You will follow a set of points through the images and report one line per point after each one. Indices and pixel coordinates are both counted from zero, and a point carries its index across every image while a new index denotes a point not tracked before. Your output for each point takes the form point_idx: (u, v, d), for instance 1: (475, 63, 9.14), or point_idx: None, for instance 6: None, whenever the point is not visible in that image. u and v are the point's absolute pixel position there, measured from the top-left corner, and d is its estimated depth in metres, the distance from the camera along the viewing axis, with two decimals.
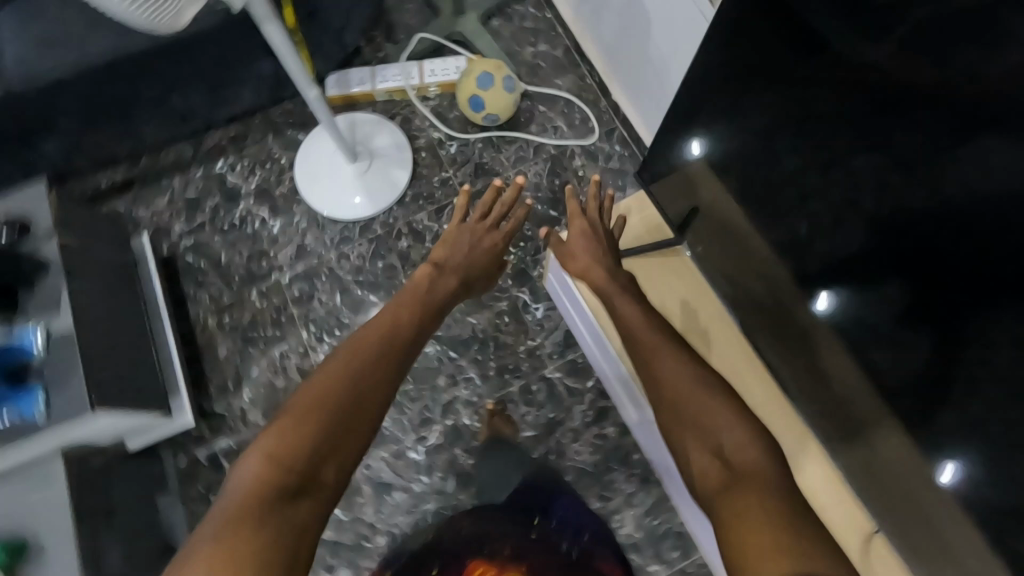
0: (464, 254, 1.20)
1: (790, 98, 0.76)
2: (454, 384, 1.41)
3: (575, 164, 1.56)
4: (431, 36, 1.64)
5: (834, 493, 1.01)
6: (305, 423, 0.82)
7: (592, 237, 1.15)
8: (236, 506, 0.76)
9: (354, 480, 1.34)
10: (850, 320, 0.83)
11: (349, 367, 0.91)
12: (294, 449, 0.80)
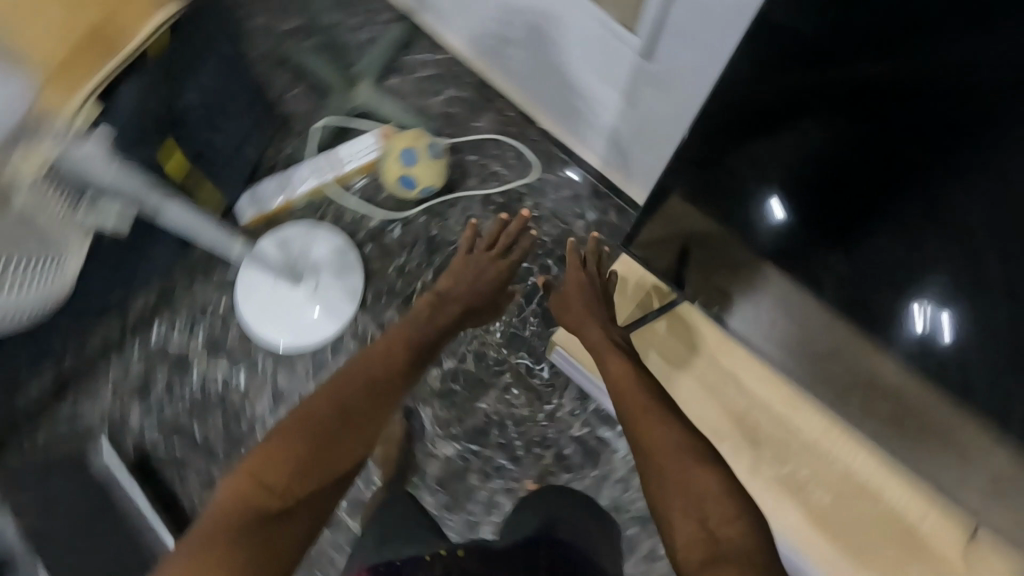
0: (461, 291, 1.18)
1: (775, 137, 0.69)
2: (487, 477, 1.34)
3: (526, 205, 1.47)
4: (332, 120, 1.50)
5: (917, 503, 1.01)
6: (295, 441, 0.82)
7: (589, 290, 1.10)
8: (214, 522, 0.72)
9: None
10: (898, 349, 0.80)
11: (340, 391, 0.93)
12: (277, 466, 0.79)
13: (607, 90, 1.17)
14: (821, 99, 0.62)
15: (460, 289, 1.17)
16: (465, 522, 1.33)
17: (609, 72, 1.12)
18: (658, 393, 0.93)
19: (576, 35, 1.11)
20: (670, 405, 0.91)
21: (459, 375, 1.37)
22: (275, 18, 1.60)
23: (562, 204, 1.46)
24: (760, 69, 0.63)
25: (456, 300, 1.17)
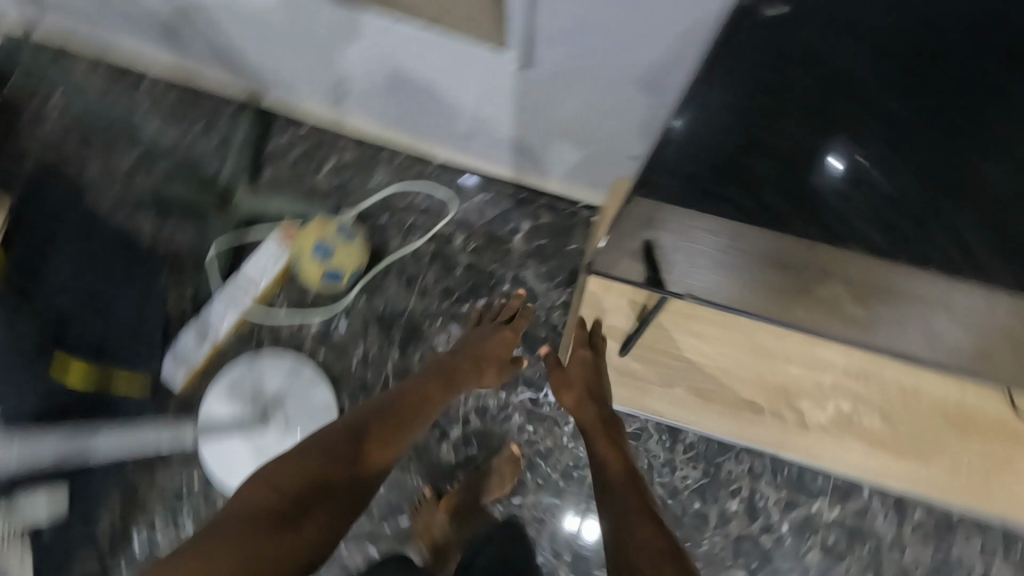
0: (468, 358, 1.07)
1: (759, 159, 0.58)
2: (542, 522, 1.28)
3: (459, 242, 1.39)
4: (222, 240, 1.36)
5: (979, 394, 0.98)
6: (323, 452, 0.83)
7: (593, 372, 0.98)
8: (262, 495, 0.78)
9: None
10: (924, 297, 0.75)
11: (370, 418, 0.91)
12: (302, 472, 0.80)
13: (495, 105, 1.09)
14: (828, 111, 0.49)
15: (464, 359, 1.07)
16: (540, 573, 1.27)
17: (490, 88, 1.04)
18: (632, 497, 0.82)
19: (441, 65, 1.01)
20: (640, 507, 0.80)
21: (470, 438, 1.31)
22: (110, 160, 1.42)
23: (492, 226, 1.38)
24: (757, 96, 0.49)
25: (469, 376, 1.07)
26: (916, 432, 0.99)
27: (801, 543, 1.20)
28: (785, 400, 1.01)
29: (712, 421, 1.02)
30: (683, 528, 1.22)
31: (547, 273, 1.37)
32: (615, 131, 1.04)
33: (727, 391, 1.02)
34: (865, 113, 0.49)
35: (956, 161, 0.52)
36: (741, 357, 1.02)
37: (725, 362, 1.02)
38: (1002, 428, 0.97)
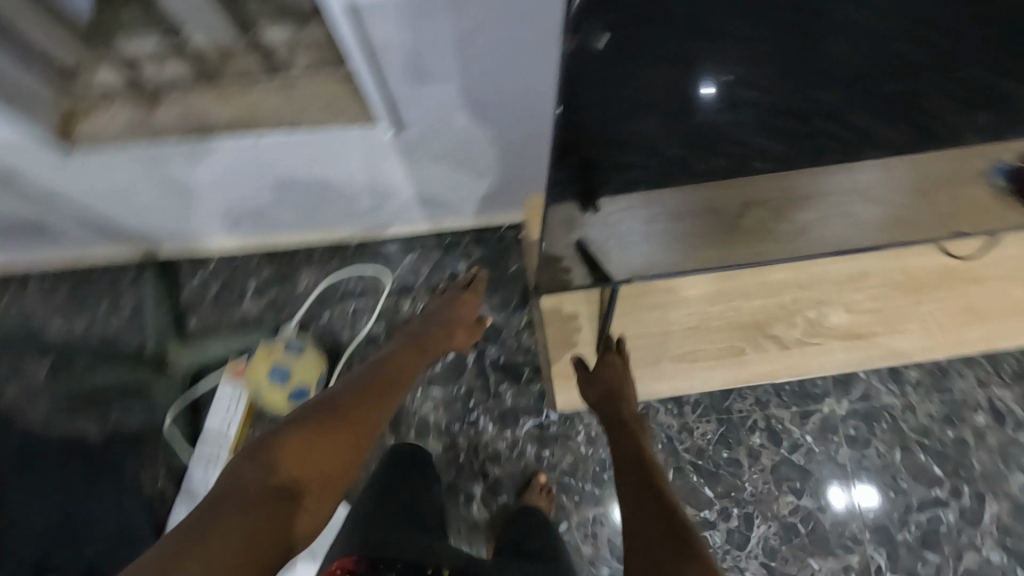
0: (438, 326, 1.10)
1: (662, 116, 0.61)
2: (595, 536, 1.26)
3: (407, 307, 1.36)
4: (174, 407, 1.29)
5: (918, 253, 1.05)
6: (320, 431, 0.79)
7: (617, 376, 0.95)
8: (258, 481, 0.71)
9: None
10: (841, 189, 0.79)
11: (357, 398, 0.87)
12: (297, 452, 0.75)
13: (388, 173, 1.09)
14: (702, 44, 0.54)
15: (431, 327, 1.09)
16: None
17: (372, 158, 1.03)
18: (638, 481, 0.79)
19: (323, 159, 1.01)
20: (646, 487, 0.78)
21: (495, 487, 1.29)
22: (26, 376, 1.33)
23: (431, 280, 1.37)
24: (638, 46, 0.53)
25: (436, 346, 1.08)
26: (880, 308, 1.04)
27: (829, 446, 1.25)
28: (760, 326, 1.04)
29: (706, 374, 1.05)
30: (721, 479, 1.24)
31: (500, 303, 1.36)
32: (508, 150, 1.05)
33: (707, 343, 1.05)
34: (734, 34, 0.53)
35: (822, 52, 0.57)
36: (705, 307, 1.05)
37: (692, 318, 1.05)
38: (949, 273, 1.05)
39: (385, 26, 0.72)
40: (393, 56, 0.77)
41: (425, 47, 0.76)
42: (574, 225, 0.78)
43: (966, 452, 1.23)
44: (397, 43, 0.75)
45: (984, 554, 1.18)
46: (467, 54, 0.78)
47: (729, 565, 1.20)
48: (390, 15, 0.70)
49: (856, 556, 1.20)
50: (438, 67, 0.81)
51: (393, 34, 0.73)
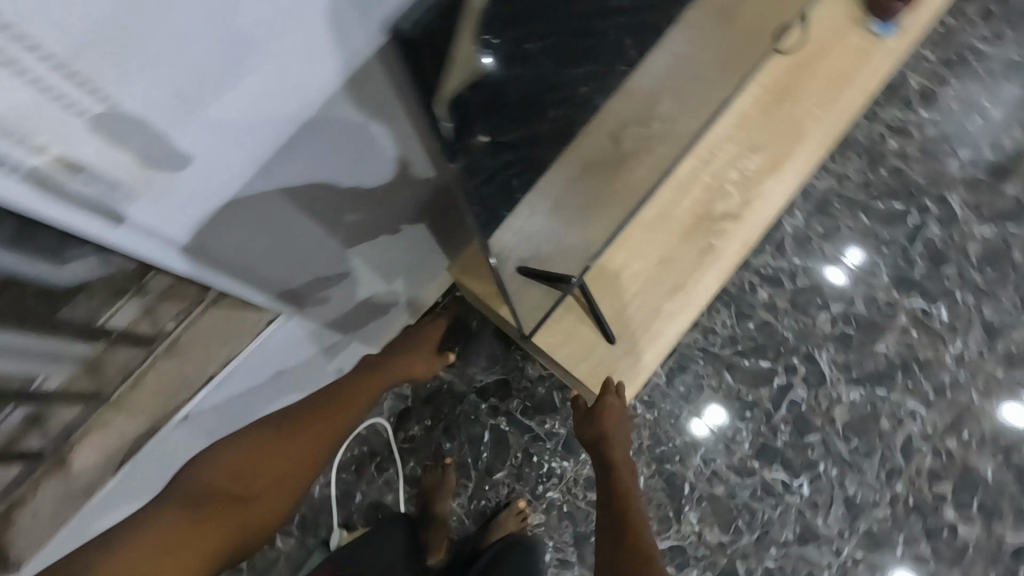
0: (388, 359, 1.18)
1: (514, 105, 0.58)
2: (719, 477, 1.21)
3: (415, 432, 1.28)
4: None
5: None
6: (260, 446, 1.04)
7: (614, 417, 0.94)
8: (212, 480, 0.99)
9: (872, 548, 1.17)
10: (676, 63, 0.82)
11: (292, 429, 1.08)
12: (232, 462, 1.00)
13: (308, 343, 0.99)
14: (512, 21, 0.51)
15: (387, 358, 1.18)
16: (774, 502, 1.20)
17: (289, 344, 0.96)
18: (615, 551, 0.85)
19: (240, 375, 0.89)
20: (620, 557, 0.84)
21: None
22: None
23: (417, 390, 1.29)
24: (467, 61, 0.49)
25: (395, 370, 1.19)
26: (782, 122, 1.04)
27: (814, 251, 1.30)
28: (713, 210, 1.01)
29: (705, 284, 0.99)
30: (766, 345, 1.26)
31: (486, 359, 1.30)
32: (403, 236, 0.98)
33: (686, 260, 1.00)
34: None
35: None
36: (662, 232, 1.00)
37: (659, 250, 1.00)
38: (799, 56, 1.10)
39: (221, 239, 0.65)
40: (246, 253, 0.71)
41: (270, 223, 0.70)
42: (511, 257, 0.77)
43: (907, 173, 1.32)
44: (243, 240, 0.68)
45: (979, 236, 1.28)
46: (313, 197, 0.72)
47: (827, 402, 1.23)
48: (219, 228, 0.63)
49: (902, 316, 1.26)
50: (293, 227, 0.74)
51: (233, 238, 0.66)
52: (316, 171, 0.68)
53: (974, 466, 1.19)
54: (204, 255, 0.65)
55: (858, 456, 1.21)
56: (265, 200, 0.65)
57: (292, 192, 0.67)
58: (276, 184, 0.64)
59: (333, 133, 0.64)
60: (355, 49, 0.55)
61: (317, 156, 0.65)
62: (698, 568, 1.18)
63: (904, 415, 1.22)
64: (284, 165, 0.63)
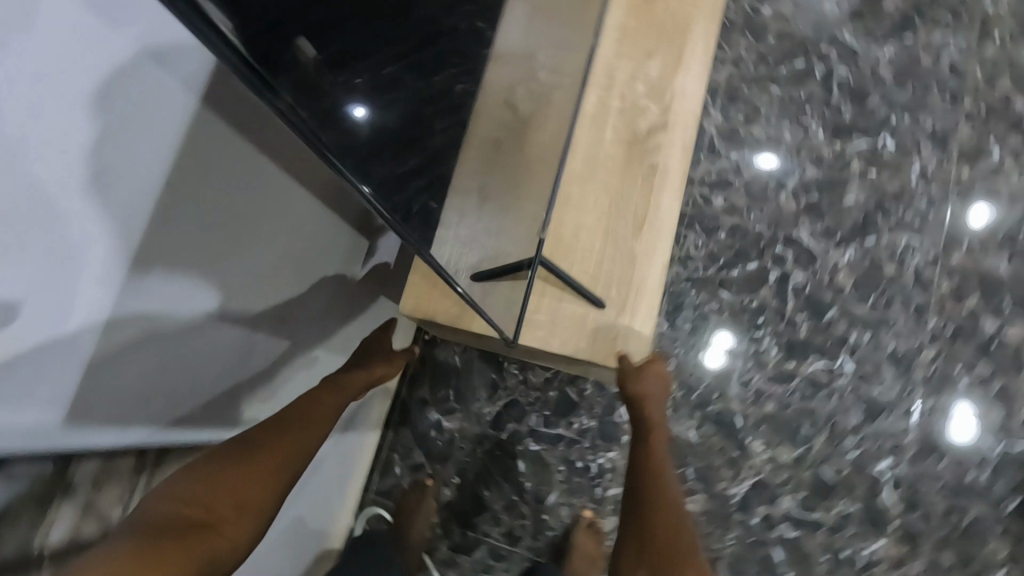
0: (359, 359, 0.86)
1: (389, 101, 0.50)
2: (763, 393, 1.13)
3: (447, 494, 1.16)
4: None
5: None
6: (239, 468, 0.65)
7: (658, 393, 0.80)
8: (169, 511, 0.59)
9: (938, 390, 1.10)
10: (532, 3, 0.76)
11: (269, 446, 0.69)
12: (208, 487, 0.62)
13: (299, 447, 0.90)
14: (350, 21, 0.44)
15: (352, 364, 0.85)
16: (826, 392, 1.12)
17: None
18: (643, 534, 0.73)
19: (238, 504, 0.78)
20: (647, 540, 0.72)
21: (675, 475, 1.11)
22: None
23: (431, 452, 1.18)
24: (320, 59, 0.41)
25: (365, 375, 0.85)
26: None
27: (746, 139, 1.27)
28: (639, 125, 0.86)
29: (669, 205, 0.84)
30: (745, 247, 1.21)
31: (486, 388, 1.20)
32: (349, 318, 0.92)
33: (635, 188, 0.84)
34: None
35: None
36: (598, 171, 0.85)
37: (603, 192, 0.84)
38: None
39: (132, 381, 0.54)
40: (172, 386, 0.60)
41: (187, 342, 0.60)
42: (459, 263, 0.66)
43: (793, 31, 1.30)
44: (160, 375, 0.58)
45: (884, 58, 1.27)
46: (224, 294, 0.62)
47: (828, 274, 1.18)
48: (125, 368, 0.53)
49: (854, 162, 1.23)
50: (216, 338, 0.64)
51: (145, 377, 0.56)
52: (210, 261, 0.59)
53: (989, 268, 1.14)
54: (123, 407, 0.55)
55: (882, 309, 1.15)
56: (165, 316, 0.55)
57: (194, 296, 0.58)
58: (172, 291, 0.55)
59: (207, 210, 0.56)
60: (176, 115, 0.50)
61: (202, 245, 0.57)
62: (789, 493, 1.08)
63: (902, 251, 1.17)
64: (169, 267, 0.54)
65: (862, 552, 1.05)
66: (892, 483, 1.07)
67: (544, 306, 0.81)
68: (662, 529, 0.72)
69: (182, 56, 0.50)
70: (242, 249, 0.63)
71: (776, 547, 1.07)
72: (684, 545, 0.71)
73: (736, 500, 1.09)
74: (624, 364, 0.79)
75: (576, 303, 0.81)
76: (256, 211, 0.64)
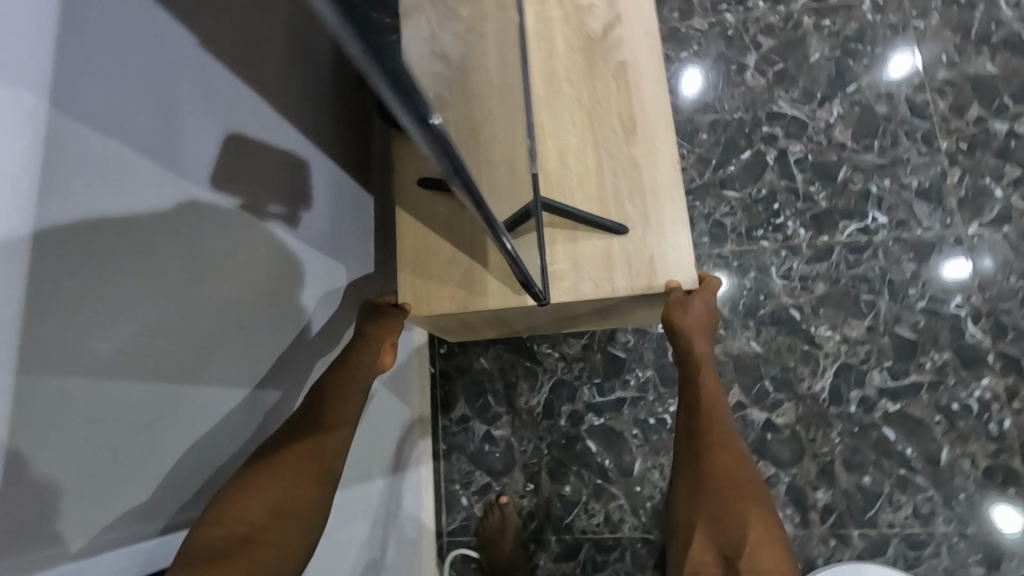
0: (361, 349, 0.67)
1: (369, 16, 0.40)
2: (807, 277, 1.05)
3: (526, 505, 1.03)
4: None
5: None
6: (270, 482, 0.53)
7: (707, 323, 0.69)
8: (201, 539, 0.47)
9: (978, 209, 1.04)
10: None
11: (291, 454, 0.56)
12: (242, 505, 0.51)
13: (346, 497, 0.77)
14: None
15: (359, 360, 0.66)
16: (870, 251, 1.05)
17: (347, 544, 0.77)
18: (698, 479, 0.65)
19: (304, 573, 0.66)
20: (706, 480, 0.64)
21: (754, 393, 1.02)
22: None
23: (494, 467, 1.06)
24: None
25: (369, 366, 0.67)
26: None
27: (690, 36, 1.19)
28: (591, 27, 0.77)
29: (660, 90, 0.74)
30: (732, 139, 1.13)
31: (526, 379, 1.08)
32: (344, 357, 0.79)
33: (613, 96, 0.74)
34: None
35: None
36: (566, 87, 0.76)
37: (578, 106, 0.75)
38: None
39: (86, 487, 0.41)
40: (145, 485, 0.46)
41: (143, 419, 0.46)
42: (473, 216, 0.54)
43: None
44: (131, 473, 0.45)
45: None
46: (179, 353, 0.50)
47: (824, 136, 1.11)
48: (64, 471, 0.39)
49: (805, 19, 1.17)
50: (185, 407, 0.50)
51: (95, 481, 0.42)
52: (146, 311, 0.47)
53: (975, 74, 1.09)
54: (81, 525, 0.41)
55: (891, 151, 1.08)
56: (100, 390, 0.42)
57: (135, 358, 0.45)
58: (90, 346, 0.42)
59: (119, 242, 0.44)
60: (27, 125, 0.37)
61: (124, 290, 0.45)
62: (875, 367, 1.00)
63: (887, 89, 1.11)
64: (73, 315, 0.40)
65: (972, 398, 0.97)
66: (972, 317, 1.00)
67: (568, 252, 0.71)
68: (724, 469, 0.64)
69: (17, 40, 0.36)
70: (185, 292, 0.51)
71: (887, 426, 0.98)
72: (748, 483, 0.63)
73: (826, 395, 1.00)
74: (672, 296, 0.68)
75: (601, 236, 0.71)
76: (190, 243, 0.52)
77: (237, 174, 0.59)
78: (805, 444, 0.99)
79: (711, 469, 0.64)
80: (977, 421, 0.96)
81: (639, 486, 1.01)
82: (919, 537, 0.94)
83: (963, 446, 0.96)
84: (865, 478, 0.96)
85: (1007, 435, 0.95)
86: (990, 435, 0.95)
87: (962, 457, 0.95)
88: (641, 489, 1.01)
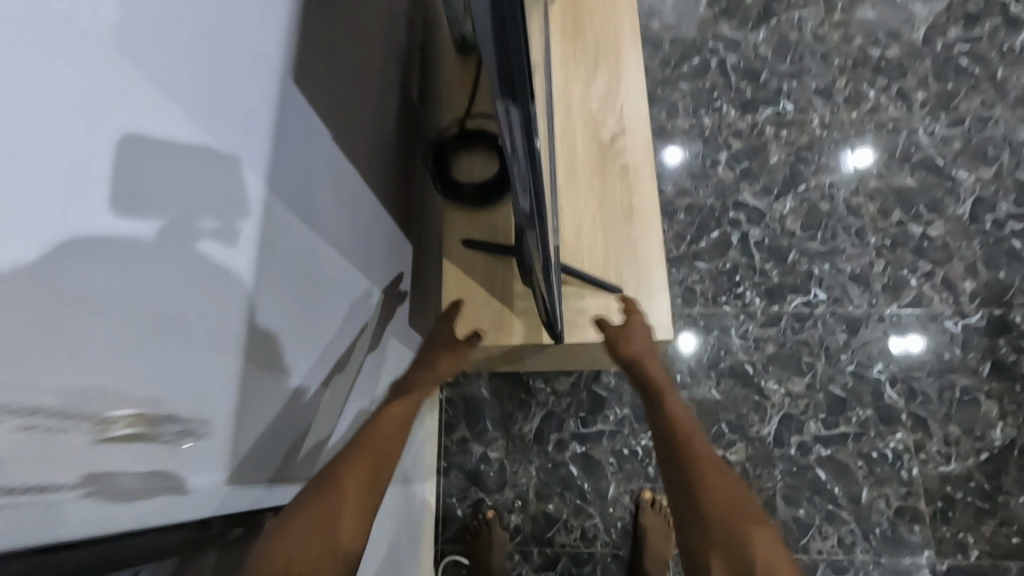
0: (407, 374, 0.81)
1: None
2: (759, 339, 1.27)
3: (513, 519, 1.19)
4: None
5: None
6: (318, 508, 0.55)
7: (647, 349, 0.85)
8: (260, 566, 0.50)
9: (896, 294, 1.28)
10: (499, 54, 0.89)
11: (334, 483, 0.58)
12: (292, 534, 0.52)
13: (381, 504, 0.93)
14: None
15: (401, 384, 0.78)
16: (810, 322, 1.27)
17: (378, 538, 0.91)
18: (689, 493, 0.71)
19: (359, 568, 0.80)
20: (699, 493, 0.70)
21: (713, 432, 1.21)
22: None
23: (488, 484, 1.21)
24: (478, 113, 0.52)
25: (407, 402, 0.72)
26: None
27: (674, 133, 1.45)
28: (602, 134, 0.99)
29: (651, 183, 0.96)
30: (705, 220, 1.37)
31: (521, 409, 1.25)
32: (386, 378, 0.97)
33: (615, 186, 0.96)
34: None
35: None
36: (579, 176, 0.97)
37: (591, 193, 0.96)
38: None
39: (267, 443, 0.58)
40: (286, 445, 0.62)
41: (291, 397, 0.62)
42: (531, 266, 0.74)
43: (683, 37, 1.53)
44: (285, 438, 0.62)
45: (761, 41, 1.51)
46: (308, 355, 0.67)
47: (778, 224, 1.35)
48: (259, 429, 0.56)
49: (767, 128, 1.43)
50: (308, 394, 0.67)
51: (269, 436, 0.58)
52: (300, 322, 0.63)
53: (898, 186, 1.36)
54: (259, 468, 0.57)
55: (831, 242, 1.33)
56: (278, 374, 0.59)
57: (292, 355, 0.62)
58: (266, 330, 0.55)
59: (297, 270, 0.62)
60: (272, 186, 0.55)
61: (294, 304, 0.62)
62: (812, 418, 1.21)
63: (830, 192, 1.37)
64: (272, 316, 0.57)
65: (887, 449, 1.18)
66: (890, 382, 1.22)
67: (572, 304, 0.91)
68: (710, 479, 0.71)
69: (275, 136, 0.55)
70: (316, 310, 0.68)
71: (819, 467, 1.18)
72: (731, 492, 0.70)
73: (771, 438, 1.20)
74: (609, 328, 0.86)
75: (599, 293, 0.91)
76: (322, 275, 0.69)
77: (347, 217, 0.77)
78: (752, 479, 1.18)
79: (713, 490, 0.70)
80: (891, 468, 1.17)
81: (611, 507, 1.18)
82: (843, 564, 1.12)
83: (879, 488, 1.15)
84: (800, 511, 1.15)
85: (914, 482, 1.16)
86: (901, 481, 1.16)
87: (879, 497, 1.15)
88: (613, 511, 1.18)
